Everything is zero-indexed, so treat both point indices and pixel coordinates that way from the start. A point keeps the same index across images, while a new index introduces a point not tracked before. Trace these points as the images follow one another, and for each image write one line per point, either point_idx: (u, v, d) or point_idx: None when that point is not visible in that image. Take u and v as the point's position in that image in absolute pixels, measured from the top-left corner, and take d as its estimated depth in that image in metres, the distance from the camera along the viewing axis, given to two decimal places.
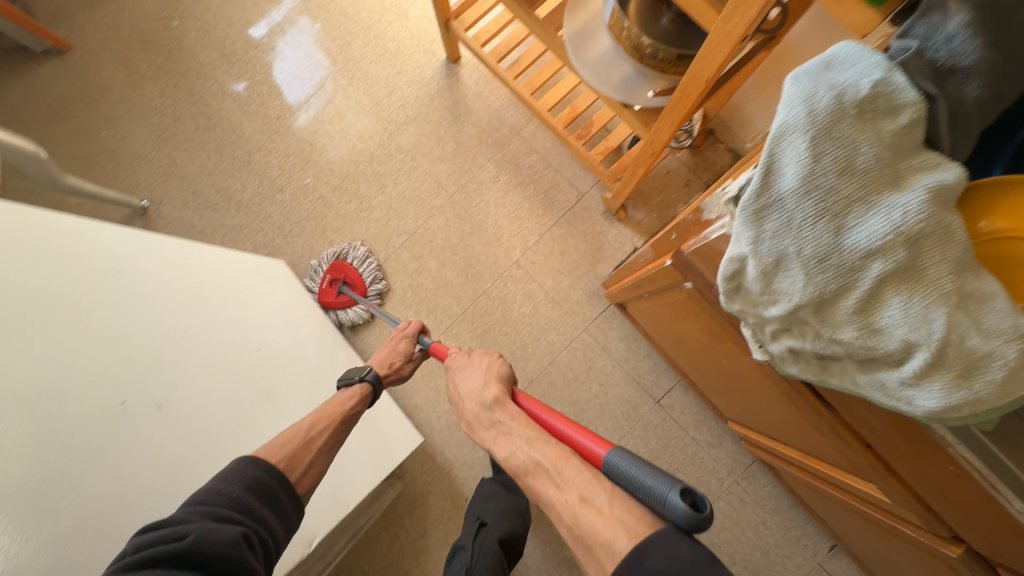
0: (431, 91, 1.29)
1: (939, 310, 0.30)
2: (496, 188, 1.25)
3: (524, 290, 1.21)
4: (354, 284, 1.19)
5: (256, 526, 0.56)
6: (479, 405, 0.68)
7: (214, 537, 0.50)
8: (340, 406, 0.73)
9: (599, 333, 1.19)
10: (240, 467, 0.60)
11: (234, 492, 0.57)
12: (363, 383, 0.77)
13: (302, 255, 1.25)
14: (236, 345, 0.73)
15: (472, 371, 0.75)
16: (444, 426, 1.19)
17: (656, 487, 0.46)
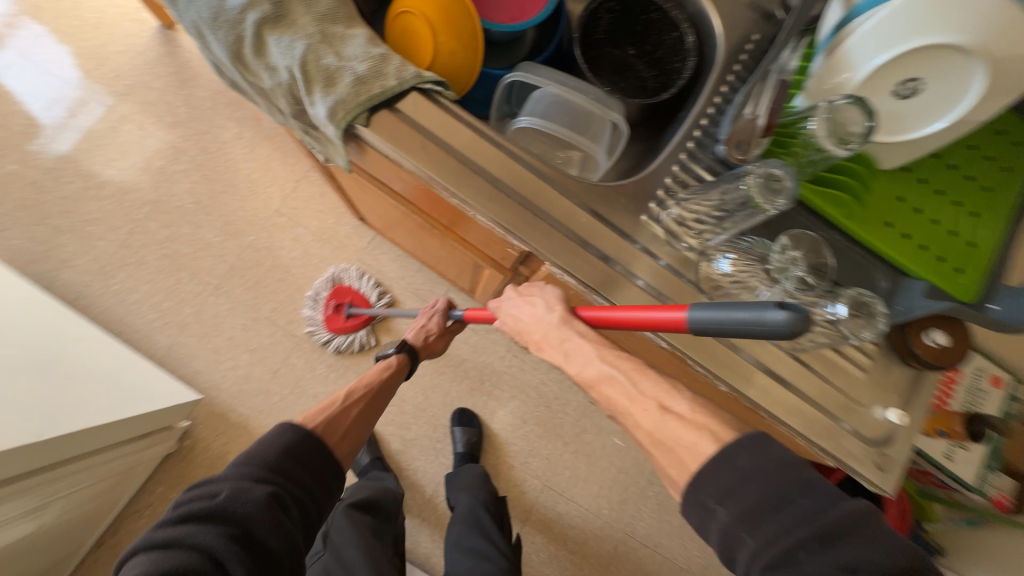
0: (148, 57, 1.25)
1: (298, 40, 0.42)
2: (242, 144, 1.26)
3: (290, 235, 1.25)
4: (359, 301, 1.21)
5: (291, 490, 0.55)
6: (554, 332, 0.57)
7: (242, 492, 0.51)
8: (376, 378, 0.81)
9: (372, 259, 1.27)
10: (287, 434, 0.59)
11: (274, 455, 0.56)
12: (397, 356, 0.86)
13: (22, 248, 1.14)
14: None
15: (537, 299, 0.61)
16: (233, 384, 1.17)
17: (747, 322, 0.33)
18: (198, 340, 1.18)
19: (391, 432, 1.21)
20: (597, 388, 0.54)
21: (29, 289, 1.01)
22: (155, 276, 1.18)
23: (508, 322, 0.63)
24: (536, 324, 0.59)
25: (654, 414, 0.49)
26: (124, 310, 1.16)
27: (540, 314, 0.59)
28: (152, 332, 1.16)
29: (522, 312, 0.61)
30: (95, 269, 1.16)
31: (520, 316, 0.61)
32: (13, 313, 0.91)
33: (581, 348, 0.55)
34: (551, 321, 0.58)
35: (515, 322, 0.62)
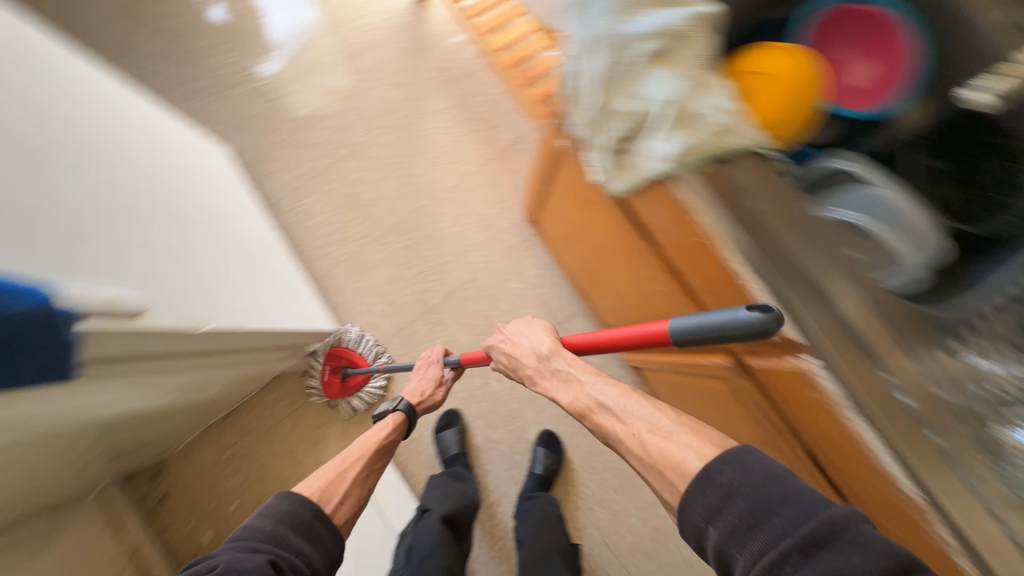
0: (397, 23, 1.40)
1: (678, 82, 0.49)
2: (444, 119, 1.37)
3: (455, 212, 1.32)
4: (354, 360, 1.20)
5: (281, 554, 0.58)
6: (539, 357, 0.78)
7: (245, 562, 0.53)
8: (374, 438, 0.82)
9: (517, 259, 1.31)
10: (273, 503, 0.64)
11: (263, 527, 0.60)
12: (396, 413, 0.88)
13: (246, 149, 1.32)
14: (152, 173, 0.78)
15: (521, 329, 0.84)
16: (361, 326, 1.26)
17: (722, 318, 0.48)
18: (347, 276, 1.28)
19: (478, 426, 1.23)
20: (584, 406, 0.69)
21: (239, 189, 1.15)
22: (335, 209, 1.31)
23: (507, 356, 0.84)
24: (525, 355, 0.80)
25: (636, 433, 0.60)
26: (301, 229, 1.29)
27: (523, 344, 0.81)
28: (316, 255, 1.28)
29: (511, 346, 0.83)
30: (292, 186, 1.31)
31: (513, 354, 0.82)
32: (229, 206, 1.02)
33: (577, 369, 0.73)
34: (546, 351, 0.78)
35: (506, 356, 0.84)
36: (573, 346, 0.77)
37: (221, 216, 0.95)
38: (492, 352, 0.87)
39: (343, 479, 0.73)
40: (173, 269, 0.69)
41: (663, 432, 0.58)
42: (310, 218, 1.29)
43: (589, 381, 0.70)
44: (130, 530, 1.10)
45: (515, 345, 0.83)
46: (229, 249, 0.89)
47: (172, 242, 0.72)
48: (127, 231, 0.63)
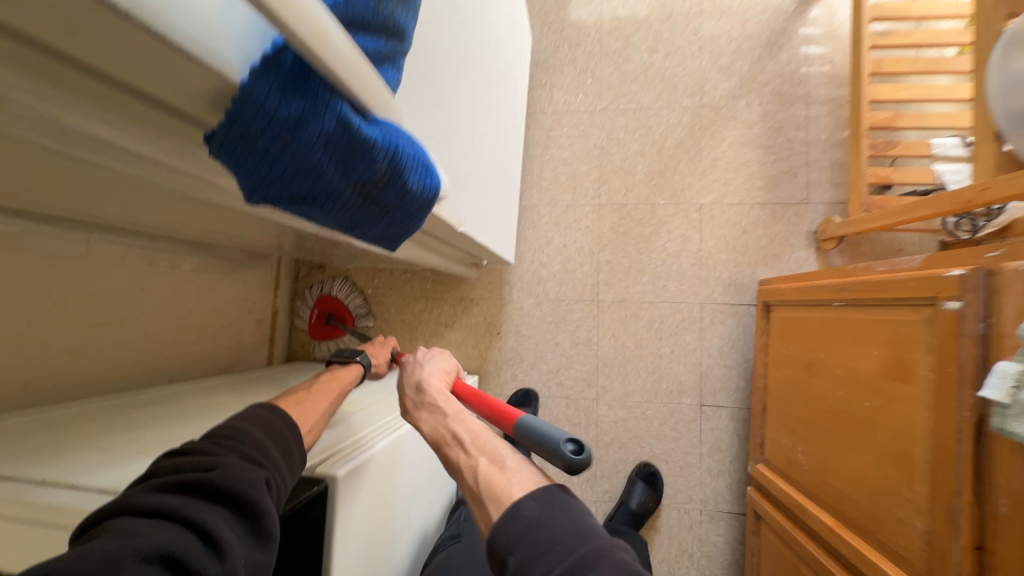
0: (771, 6, 1.19)
1: None
2: (743, 133, 1.17)
3: (684, 231, 1.17)
4: (344, 318, 1.23)
5: (273, 468, 0.45)
6: (417, 389, 0.59)
7: (242, 466, 0.41)
8: (341, 380, 0.68)
9: (708, 316, 1.15)
10: (262, 413, 0.51)
11: (249, 429, 0.48)
12: (353, 364, 0.73)
13: (542, 49, 1.26)
14: (490, 51, 0.74)
15: (415, 368, 0.62)
16: (529, 272, 1.23)
17: (540, 434, 0.46)
18: (547, 222, 1.23)
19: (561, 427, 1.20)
20: (440, 439, 0.51)
21: (526, 88, 1.10)
22: (579, 154, 1.23)
23: (406, 384, 0.61)
24: (416, 376, 0.61)
25: (474, 464, 0.46)
26: (540, 152, 1.24)
27: (419, 372, 0.61)
28: (535, 184, 1.24)
29: (413, 371, 0.62)
30: (558, 109, 1.24)
31: (406, 382, 0.62)
32: (514, 100, 0.97)
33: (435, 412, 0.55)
34: (434, 389, 0.57)
35: (406, 377, 0.62)
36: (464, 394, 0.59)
37: (506, 112, 0.91)
38: (404, 368, 0.65)
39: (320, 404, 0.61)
40: (467, 159, 0.65)
41: (499, 465, 0.45)
42: (553, 149, 1.24)
43: (455, 414, 0.52)
44: (279, 297, 1.30)
45: (412, 369, 0.63)
46: (498, 154, 0.86)
47: (476, 129, 0.70)
48: (457, 107, 0.58)
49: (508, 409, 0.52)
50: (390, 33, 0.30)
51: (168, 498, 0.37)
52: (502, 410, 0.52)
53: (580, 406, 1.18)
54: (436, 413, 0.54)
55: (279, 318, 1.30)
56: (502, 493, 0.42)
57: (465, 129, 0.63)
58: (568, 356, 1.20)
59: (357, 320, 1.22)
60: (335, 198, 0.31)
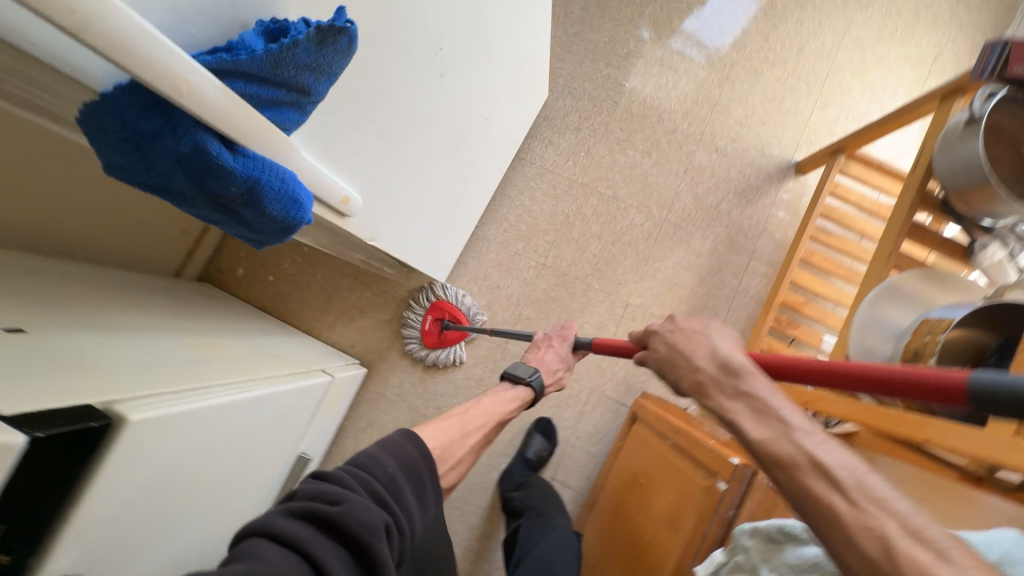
0: (757, 163, 1.30)
1: None
2: (688, 258, 1.27)
3: (604, 319, 1.25)
4: (460, 320, 1.22)
5: (393, 509, 0.57)
6: (722, 366, 0.53)
7: (365, 510, 0.52)
8: (498, 407, 0.83)
9: (591, 402, 1.24)
10: (398, 442, 0.63)
11: (385, 464, 0.59)
12: (528, 388, 0.89)
13: (555, 107, 1.33)
14: (476, 101, 0.80)
15: (676, 355, 0.57)
16: (457, 296, 1.28)
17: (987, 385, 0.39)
18: (492, 258, 1.29)
19: None
20: (779, 454, 0.46)
21: (519, 136, 1.16)
22: (546, 213, 1.30)
23: (670, 363, 0.58)
24: (705, 348, 0.55)
25: (877, 530, 0.40)
26: (514, 195, 1.30)
27: (703, 342, 0.55)
28: (497, 222, 1.30)
29: (675, 352, 0.58)
30: (546, 165, 1.31)
31: (672, 360, 0.58)
32: (496, 145, 1.03)
33: (734, 416, 0.50)
34: (730, 386, 0.51)
35: (667, 349, 0.58)
36: (784, 369, 0.53)
37: (481, 153, 0.97)
38: (650, 351, 0.61)
39: (462, 439, 0.74)
40: (405, 188, 0.71)
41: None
42: (525, 198, 1.30)
43: (804, 428, 0.46)
44: None
45: (664, 353, 0.59)
46: (454, 188, 0.91)
47: (429, 163, 0.75)
48: (406, 144, 0.64)
49: (908, 373, 0.43)
50: (293, 87, 0.35)
51: (295, 527, 0.49)
52: (932, 378, 0.42)
53: None
54: (760, 409, 0.49)
55: (208, 235, 1.28)
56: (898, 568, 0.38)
57: (411, 163, 0.68)
58: (457, 385, 1.25)
59: (472, 318, 1.23)
60: (184, 196, 0.35)
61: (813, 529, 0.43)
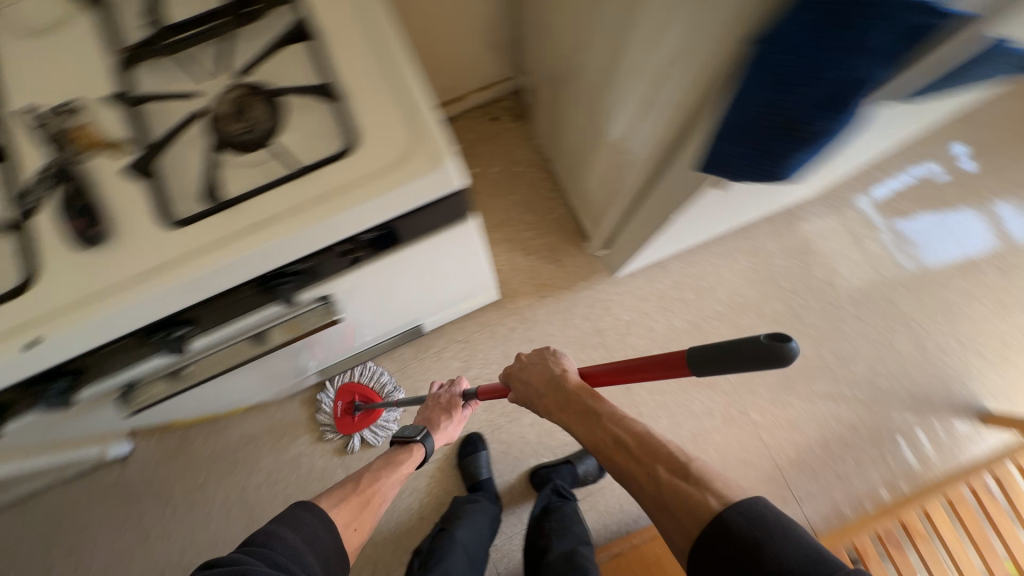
0: (947, 383, 1.23)
1: None
2: (826, 415, 1.22)
3: (715, 408, 1.23)
4: (371, 400, 1.22)
5: (303, 574, 0.66)
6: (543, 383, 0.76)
7: (266, 573, 0.60)
8: (395, 465, 0.90)
9: None
10: (297, 512, 0.73)
11: (282, 539, 0.68)
12: (416, 444, 0.92)
13: (800, 209, 1.31)
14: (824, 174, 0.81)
15: (530, 374, 0.79)
16: (607, 297, 1.28)
17: (737, 341, 0.47)
18: (658, 289, 1.29)
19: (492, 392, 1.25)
20: (604, 443, 0.68)
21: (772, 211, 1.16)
22: (730, 286, 1.28)
23: (535, 387, 0.78)
24: (547, 372, 0.77)
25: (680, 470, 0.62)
26: (713, 252, 1.30)
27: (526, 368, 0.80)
28: (684, 263, 1.30)
29: (537, 372, 0.78)
30: (759, 248, 1.30)
31: (537, 378, 0.78)
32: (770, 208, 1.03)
33: (577, 426, 0.71)
34: (582, 405, 0.71)
35: (522, 388, 0.79)
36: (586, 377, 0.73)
37: (762, 209, 0.97)
38: (511, 378, 0.82)
39: (370, 509, 0.83)
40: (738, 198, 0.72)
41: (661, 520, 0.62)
42: (722, 262, 1.30)
43: None
44: (476, 95, 1.32)
45: (522, 375, 0.80)
46: (728, 219, 0.92)
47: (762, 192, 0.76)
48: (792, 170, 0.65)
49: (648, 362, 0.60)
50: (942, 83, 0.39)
51: None
52: (663, 357, 0.58)
53: None
54: (589, 416, 0.69)
55: (456, 104, 1.33)
56: (699, 501, 0.59)
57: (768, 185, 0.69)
58: None
59: (386, 395, 1.22)
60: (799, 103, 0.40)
61: (640, 492, 0.64)
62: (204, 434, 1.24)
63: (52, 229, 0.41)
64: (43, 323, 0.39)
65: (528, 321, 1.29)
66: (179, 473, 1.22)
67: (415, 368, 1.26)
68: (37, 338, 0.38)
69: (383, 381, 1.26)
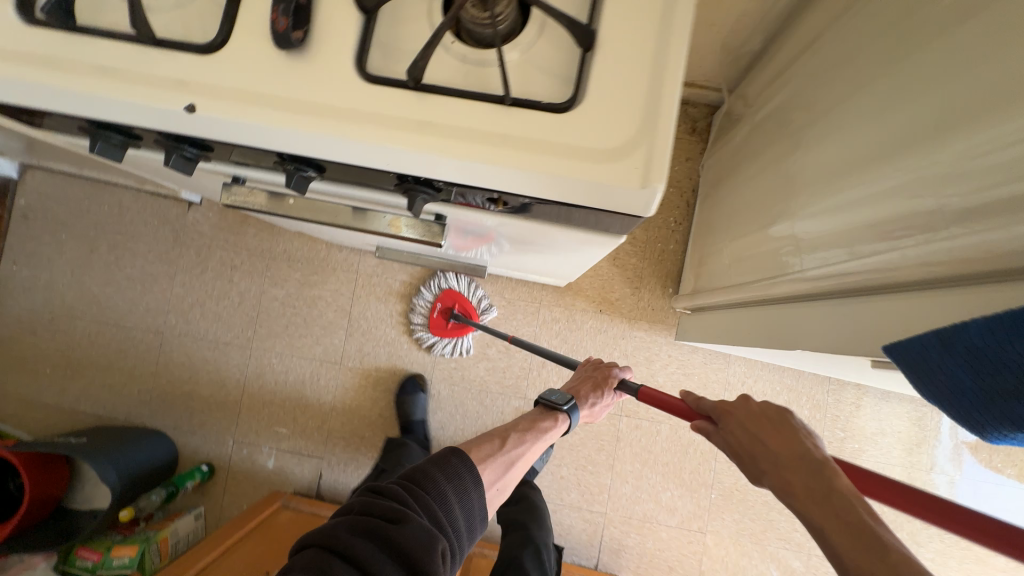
0: None
1: None
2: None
3: (679, 507, 1.21)
4: (468, 314, 1.22)
5: (448, 536, 0.64)
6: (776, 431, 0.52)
7: (418, 530, 0.60)
8: (523, 430, 0.90)
9: (592, 514, 1.22)
10: (445, 455, 0.72)
11: (439, 484, 0.67)
12: (559, 412, 0.95)
13: (886, 396, 1.21)
14: None
15: (765, 424, 0.53)
16: (657, 351, 1.23)
17: None
18: (706, 376, 1.22)
19: (503, 359, 1.25)
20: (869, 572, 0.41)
21: (859, 376, 1.09)
22: None
23: (760, 428, 0.53)
24: (795, 437, 0.51)
25: None
26: (781, 382, 1.21)
27: (736, 409, 0.56)
28: (748, 371, 1.21)
29: (763, 422, 0.53)
30: (820, 403, 1.21)
31: (771, 434, 0.52)
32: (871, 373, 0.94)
33: (819, 518, 0.44)
34: (839, 497, 0.45)
35: (738, 430, 0.54)
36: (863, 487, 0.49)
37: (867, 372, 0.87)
38: (726, 416, 0.57)
39: (511, 471, 0.83)
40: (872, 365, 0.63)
41: None
42: (779, 393, 1.21)
43: None
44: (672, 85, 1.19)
45: (740, 420, 0.56)
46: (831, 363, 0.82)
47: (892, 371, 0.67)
48: None
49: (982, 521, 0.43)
50: None
51: (365, 548, 0.57)
52: (986, 522, 0.43)
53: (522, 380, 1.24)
54: (852, 523, 0.43)
55: None
56: None
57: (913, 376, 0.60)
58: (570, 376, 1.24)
59: (484, 313, 1.22)
60: None
61: None
62: (258, 230, 1.30)
63: (256, 8, 0.39)
64: (205, 95, 0.37)
65: (574, 323, 1.25)
66: (224, 246, 1.31)
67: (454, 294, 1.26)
68: (194, 106, 0.37)
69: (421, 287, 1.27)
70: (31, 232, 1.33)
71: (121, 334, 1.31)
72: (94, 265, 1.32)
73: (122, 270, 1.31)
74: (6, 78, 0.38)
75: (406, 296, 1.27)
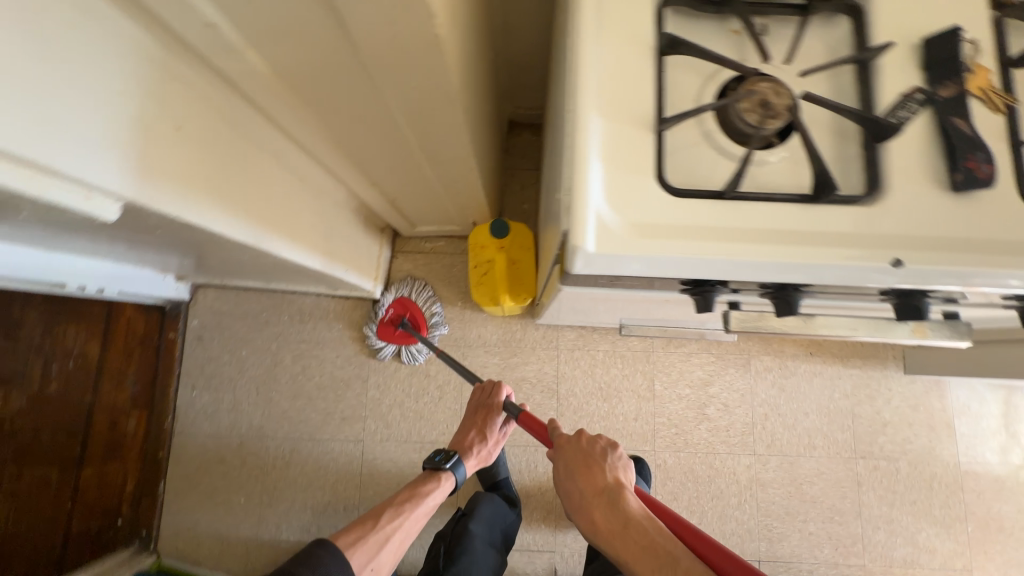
0: None
1: None
2: None
3: (941, 546, 1.15)
4: (418, 325, 1.23)
5: None
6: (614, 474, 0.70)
7: None
8: (421, 491, 0.92)
9: (849, 569, 1.15)
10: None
11: None
12: (444, 472, 0.95)
13: None
14: None
15: (583, 459, 0.72)
16: (876, 387, 1.22)
17: None
18: (931, 405, 1.21)
19: (724, 418, 1.22)
20: None
21: None
22: (1001, 437, 1.20)
23: (577, 471, 0.71)
24: (602, 472, 0.70)
25: None
26: (1004, 400, 1.21)
27: (583, 458, 0.72)
28: (970, 393, 1.21)
29: (590, 467, 0.71)
30: None
31: (584, 472, 0.71)
32: None
33: (627, 552, 0.61)
34: (597, 476, 0.70)
35: (563, 470, 0.72)
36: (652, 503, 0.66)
37: None
38: (560, 450, 0.74)
39: (389, 548, 0.82)
40: None
41: None
42: (1000, 410, 1.21)
43: None
44: None
45: (570, 455, 0.73)
46: None
47: None
48: None
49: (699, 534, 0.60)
50: None
51: None
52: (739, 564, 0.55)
53: (746, 436, 1.21)
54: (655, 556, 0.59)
55: None
56: None
57: None
58: (795, 425, 1.22)
59: (433, 327, 1.23)
60: None
61: None
62: (448, 319, 1.27)
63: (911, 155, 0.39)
64: (905, 247, 0.38)
65: (786, 370, 1.23)
66: (415, 340, 1.27)
67: (659, 358, 1.25)
68: (900, 260, 0.37)
69: (626, 354, 1.25)
70: (210, 354, 1.28)
71: (320, 448, 1.24)
72: (281, 378, 1.26)
73: (310, 379, 1.26)
74: (690, 255, 0.37)
75: (611, 366, 1.25)
